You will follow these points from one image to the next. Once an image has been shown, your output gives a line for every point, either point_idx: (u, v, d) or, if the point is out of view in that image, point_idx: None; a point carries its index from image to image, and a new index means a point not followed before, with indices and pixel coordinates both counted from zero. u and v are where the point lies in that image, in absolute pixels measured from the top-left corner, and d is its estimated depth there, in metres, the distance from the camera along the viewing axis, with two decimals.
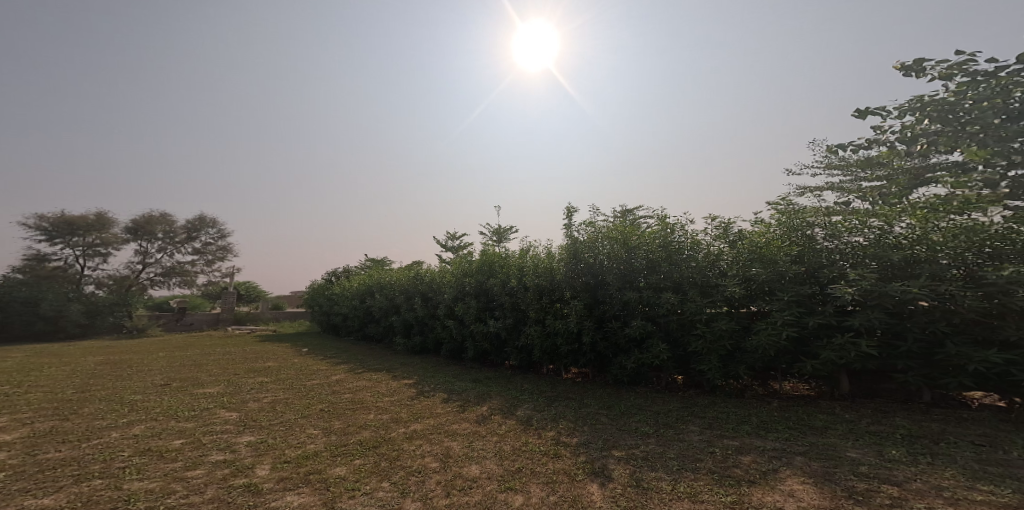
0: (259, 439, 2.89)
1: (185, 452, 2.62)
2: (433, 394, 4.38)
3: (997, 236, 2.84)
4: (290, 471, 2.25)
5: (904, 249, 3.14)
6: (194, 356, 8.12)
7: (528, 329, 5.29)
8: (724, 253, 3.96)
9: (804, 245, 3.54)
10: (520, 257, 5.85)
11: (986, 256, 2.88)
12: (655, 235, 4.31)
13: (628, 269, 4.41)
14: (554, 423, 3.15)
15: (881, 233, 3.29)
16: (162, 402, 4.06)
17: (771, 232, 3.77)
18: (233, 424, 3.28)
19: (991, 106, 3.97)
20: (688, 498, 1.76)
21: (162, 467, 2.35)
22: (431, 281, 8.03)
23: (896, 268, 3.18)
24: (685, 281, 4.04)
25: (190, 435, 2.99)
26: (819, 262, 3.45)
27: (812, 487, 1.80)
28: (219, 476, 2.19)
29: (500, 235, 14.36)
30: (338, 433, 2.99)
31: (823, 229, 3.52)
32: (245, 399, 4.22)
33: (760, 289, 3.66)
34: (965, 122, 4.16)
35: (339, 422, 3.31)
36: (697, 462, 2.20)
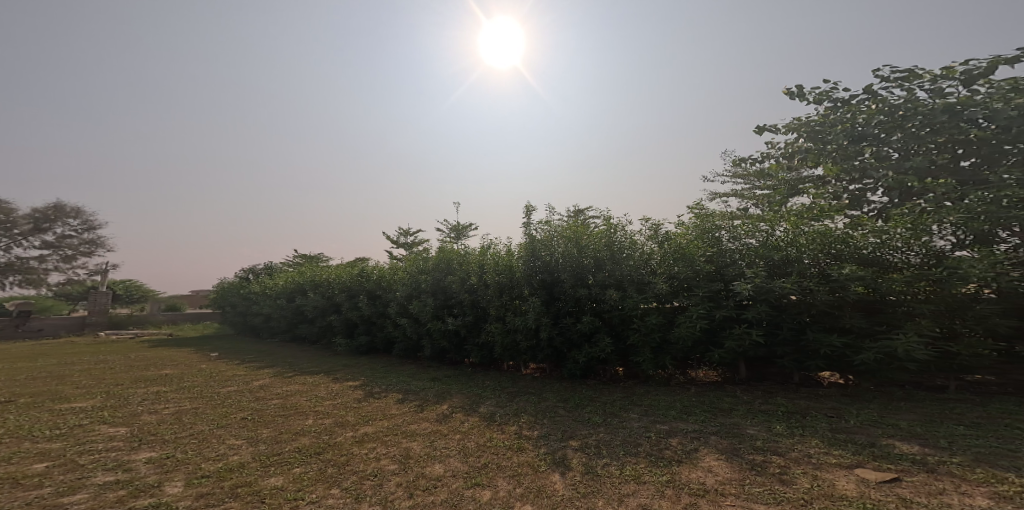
0: (162, 454, 2.53)
1: (57, 475, 2.18)
2: (384, 395, 4.26)
3: (840, 240, 3.71)
4: (211, 485, 2.04)
5: (781, 249, 3.86)
6: (53, 365, 6.56)
7: (487, 326, 5.40)
8: (654, 253, 4.47)
9: (713, 246, 4.13)
10: (478, 254, 5.88)
11: (833, 256, 3.73)
12: (604, 235, 4.70)
13: (577, 266, 4.72)
14: (513, 419, 3.32)
15: (765, 234, 3.98)
16: (8, 421, 3.25)
17: (690, 233, 4.30)
18: (122, 441, 2.80)
19: (844, 129, 5.06)
20: (633, 479, 2.05)
21: (24, 495, 1.93)
22: (381, 279, 7.64)
23: (781, 266, 3.86)
24: (625, 279, 4.44)
25: (61, 456, 2.48)
26: (725, 261, 4.03)
27: (724, 462, 2.23)
28: (114, 498, 1.90)
29: (459, 233, 13.99)
30: (268, 442, 2.76)
31: (728, 232, 4.14)
32: (137, 412, 3.59)
33: (682, 285, 4.18)
34: (826, 142, 5.30)
35: (268, 429, 3.04)
36: (638, 447, 2.55)
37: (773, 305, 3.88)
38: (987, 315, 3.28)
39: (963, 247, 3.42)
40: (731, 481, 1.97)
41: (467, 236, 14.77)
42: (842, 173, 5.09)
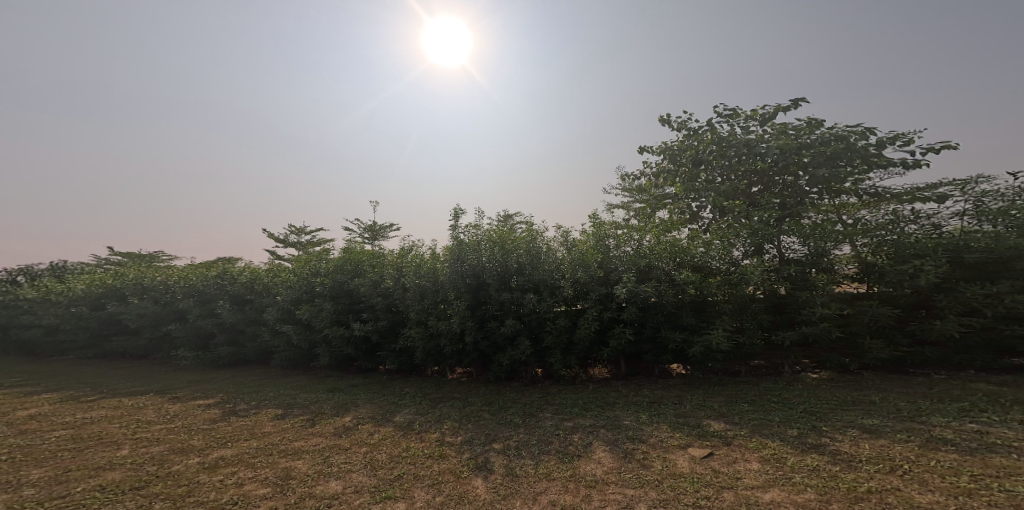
0: None
1: None
2: (263, 411, 3.96)
3: (684, 249, 4.68)
4: None
5: (646, 258, 4.59)
6: None
7: (405, 333, 5.27)
8: (562, 260, 4.83)
9: (603, 254, 4.70)
10: (396, 256, 5.59)
11: (681, 262, 4.67)
12: (526, 241, 4.94)
13: (504, 269, 4.85)
14: (437, 425, 3.38)
15: (638, 243, 4.73)
16: None
17: (588, 241, 4.83)
18: None
19: (692, 153, 6.31)
20: (545, 477, 2.34)
21: None
22: (254, 282, 6.86)
23: (647, 271, 4.61)
24: (542, 282, 4.72)
25: None
26: (611, 267, 4.65)
27: (609, 452, 2.70)
28: None
29: (374, 233, 15.40)
30: (45, 484, 2.35)
31: (614, 240, 4.78)
32: None
33: (582, 289, 4.64)
34: (680, 165, 6.52)
35: (40, 470, 2.55)
36: (549, 444, 2.87)
37: (642, 307, 4.58)
38: (754, 310, 4.57)
39: (748, 256, 4.68)
40: (613, 470, 2.41)
41: (380, 237, 15.79)
42: (688, 192, 6.32)
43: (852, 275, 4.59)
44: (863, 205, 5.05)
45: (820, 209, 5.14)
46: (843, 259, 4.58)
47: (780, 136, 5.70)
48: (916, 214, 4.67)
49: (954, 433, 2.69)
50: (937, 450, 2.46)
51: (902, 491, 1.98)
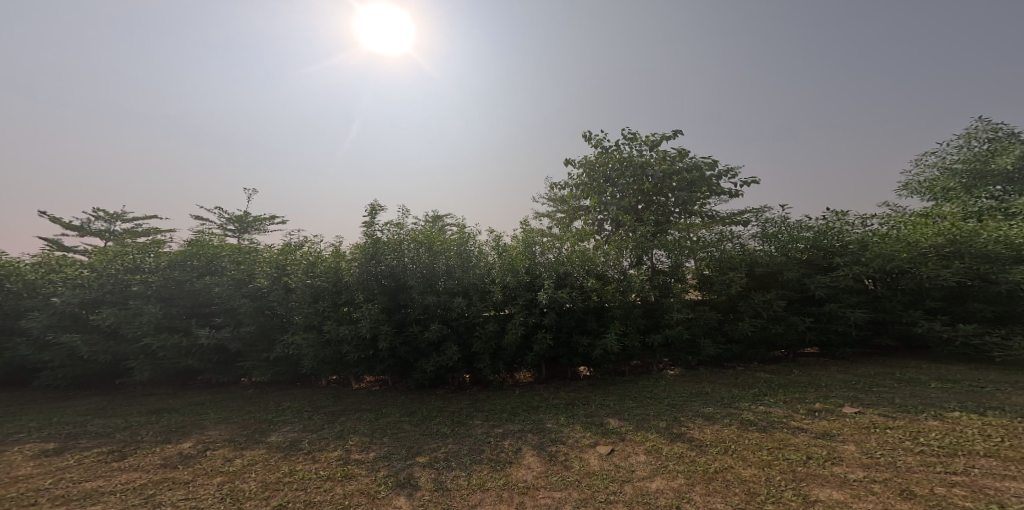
0: None
1: None
2: (17, 448, 3.49)
3: (587, 256, 5.21)
4: None
5: (561, 267, 5.09)
6: None
7: (282, 339, 5.31)
8: (493, 264, 5.16)
9: (528, 258, 5.12)
10: (270, 253, 5.58)
11: (588, 271, 5.19)
12: (457, 243, 5.16)
13: (428, 274, 5.03)
14: (342, 444, 3.48)
15: (558, 250, 5.23)
16: None
17: (517, 246, 5.18)
18: None
19: (604, 169, 7.17)
20: (478, 488, 2.60)
21: None
22: (8, 279, 5.60)
23: (564, 277, 5.12)
24: (471, 287, 4.99)
25: None
26: (536, 272, 5.06)
27: (537, 457, 3.03)
28: None
29: (241, 222, 12.74)
30: None
31: (540, 246, 5.22)
32: None
33: (510, 294, 4.97)
34: (594, 179, 7.29)
35: None
36: (481, 454, 3.14)
37: (559, 312, 5.07)
38: (634, 315, 5.36)
39: (633, 266, 5.47)
40: (541, 474, 2.75)
41: (255, 227, 13.41)
42: (598, 205, 7.08)
43: (694, 284, 5.77)
44: (702, 225, 6.43)
45: (677, 226, 6.31)
46: (689, 270, 5.76)
47: (666, 163, 6.83)
48: (732, 236, 6.11)
49: (764, 416, 3.69)
50: (751, 430, 3.37)
51: (738, 469, 2.67)
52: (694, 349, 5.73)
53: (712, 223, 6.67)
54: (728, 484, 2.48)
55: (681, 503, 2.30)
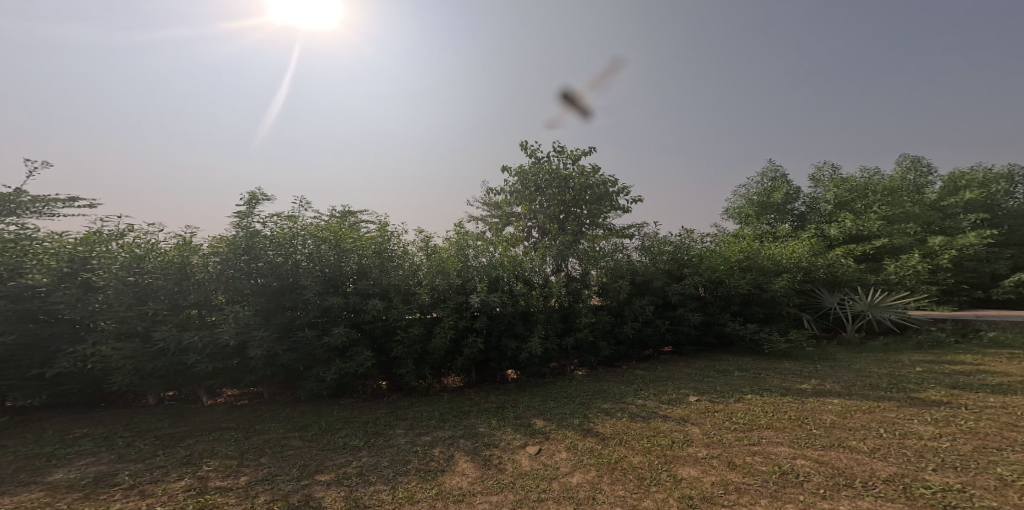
0: None
1: None
2: None
3: (515, 261, 5.51)
4: None
5: (495, 270, 5.26)
6: None
7: (70, 350, 4.13)
8: (422, 265, 5.05)
9: (462, 262, 5.15)
10: (54, 243, 4.26)
11: (518, 275, 5.49)
12: (377, 241, 4.92)
13: (327, 274, 4.61)
14: (191, 472, 2.91)
15: (491, 255, 5.39)
16: None
17: (450, 249, 5.23)
18: None
19: (537, 178, 7.50)
20: (406, 501, 2.45)
21: None
22: None
23: (495, 282, 5.25)
24: (391, 288, 4.74)
25: None
26: (468, 276, 5.12)
27: (471, 463, 2.99)
28: None
29: None
30: None
31: (474, 250, 5.32)
32: None
33: (439, 296, 4.89)
34: (527, 186, 7.58)
35: None
36: (406, 464, 2.97)
37: (489, 316, 5.14)
38: (553, 320, 5.65)
39: (554, 273, 5.95)
40: (476, 479, 2.72)
41: None
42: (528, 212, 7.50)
43: (596, 290, 6.37)
44: (604, 236, 7.21)
45: (587, 237, 7.11)
46: (593, 279, 6.40)
47: (583, 176, 7.44)
48: (622, 247, 6.97)
49: (644, 407, 4.25)
50: (635, 421, 3.83)
51: (631, 458, 3.03)
52: (595, 349, 6.29)
53: (613, 235, 7.47)
54: (625, 472, 2.79)
55: (597, 493, 2.51)
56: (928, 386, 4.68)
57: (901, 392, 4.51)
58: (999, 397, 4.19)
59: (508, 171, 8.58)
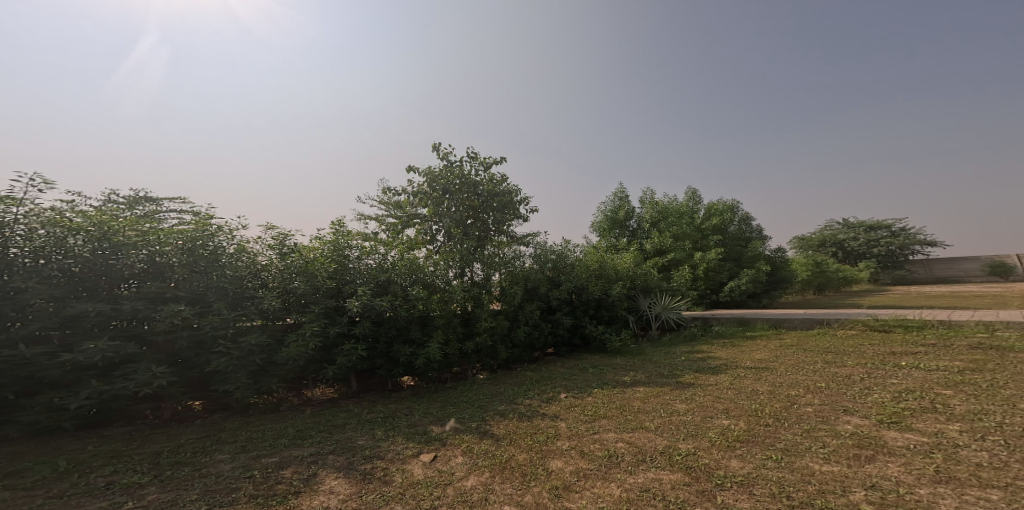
0: None
1: None
2: None
3: (403, 265, 5.26)
4: None
5: (384, 272, 5.10)
6: None
7: None
8: (269, 265, 4.50)
9: (339, 265, 4.81)
10: None
11: (414, 279, 5.36)
12: (195, 233, 4.12)
13: (75, 278, 3.53)
14: None
15: (379, 256, 5.17)
16: None
17: (322, 248, 4.78)
18: None
19: (446, 182, 7.36)
20: None
21: None
22: None
23: (385, 285, 5.06)
24: (215, 290, 4.08)
25: None
26: (346, 278, 4.79)
27: (342, 479, 2.74)
28: None
29: None
30: None
31: (356, 251, 4.99)
32: None
33: (295, 300, 4.49)
34: (434, 189, 7.45)
35: None
36: (234, 492, 2.58)
37: (375, 321, 4.85)
38: (455, 324, 5.65)
39: (457, 277, 5.97)
40: (351, 496, 2.50)
41: None
42: (433, 215, 7.36)
43: (496, 295, 6.55)
44: (509, 243, 7.49)
45: (494, 243, 7.30)
46: (494, 283, 6.57)
47: (491, 184, 7.61)
48: (522, 255, 7.32)
49: (530, 407, 4.48)
50: (523, 421, 3.99)
51: (517, 456, 3.14)
52: (494, 353, 6.40)
53: (516, 242, 7.80)
54: (513, 470, 2.88)
55: (489, 493, 2.54)
56: (684, 371, 5.84)
57: (672, 378, 5.55)
58: (715, 375, 5.46)
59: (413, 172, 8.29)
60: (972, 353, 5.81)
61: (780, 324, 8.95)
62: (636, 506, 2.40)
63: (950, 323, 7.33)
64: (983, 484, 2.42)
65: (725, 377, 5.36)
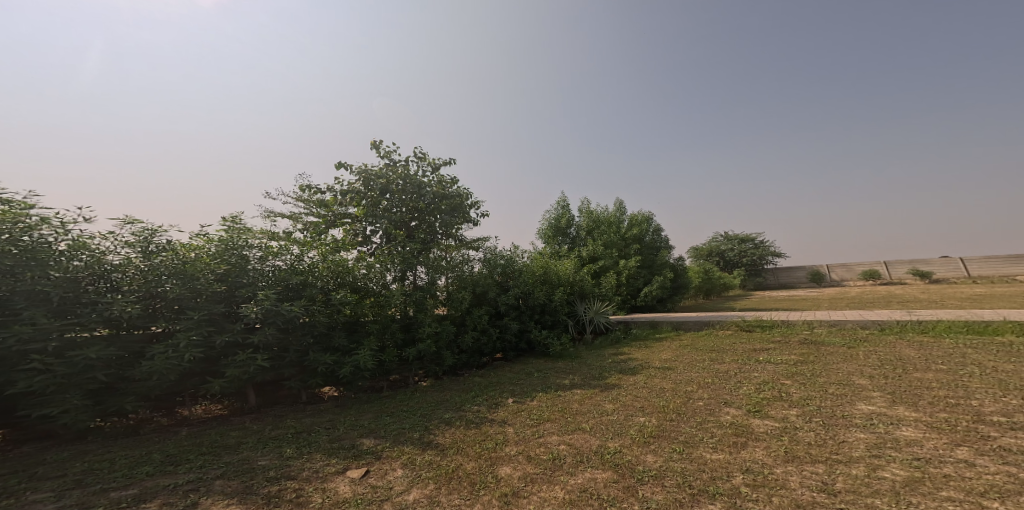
0: None
1: None
2: None
3: (313, 269, 4.84)
4: None
5: (300, 274, 4.72)
6: None
7: None
8: (125, 264, 3.88)
9: (234, 265, 4.23)
10: None
11: (337, 284, 5.06)
12: (13, 226, 3.32)
13: None
14: None
15: (291, 258, 4.74)
16: None
17: (213, 246, 4.27)
18: None
19: (386, 181, 7.11)
20: None
21: None
22: None
23: (301, 288, 4.73)
24: (32, 294, 3.35)
25: None
26: (240, 281, 4.24)
27: (238, 505, 2.44)
28: None
29: None
30: None
31: (258, 252, 4.50)
32: None
33: (168, 307, 3.99)
34: (370, 188, 7.16)
35: None
36: None
37: (282, 329, 4.45)
38: (393, 330, 5.47)
39: (396, 281, 5.71)
40: None
41: None
42: (367, 215, 6.99)
43: (441, 299, 6.36)
44: (458, 247, 7.39)
45: (440, 247, 7.10)
46: (440, 287, 6.40)
47: (440, 186, 7.49)
48: (470, 259, 7.21)
49: (478, 413, 4.38)
50: (470, 428, 3.88)
51: (466, 465, 3.03)
52: (439, 359, 6.20)
53: (465, 247, 7.69)
54: (460, 480, 2.77)
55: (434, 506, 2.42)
56: (611, 373, 6.16)
57: (599, 380, 5.77)
58: (633, 375, 5.80)
59: (340, 169, 7.82)
60: (801, 347, 6.85)
61: (679, 326, 9.78)
62: (577, 507, 2.41)
63: (788, 322, 8.79)
64: (814, 460, 2.82)
65: (640, 377, 5.70)
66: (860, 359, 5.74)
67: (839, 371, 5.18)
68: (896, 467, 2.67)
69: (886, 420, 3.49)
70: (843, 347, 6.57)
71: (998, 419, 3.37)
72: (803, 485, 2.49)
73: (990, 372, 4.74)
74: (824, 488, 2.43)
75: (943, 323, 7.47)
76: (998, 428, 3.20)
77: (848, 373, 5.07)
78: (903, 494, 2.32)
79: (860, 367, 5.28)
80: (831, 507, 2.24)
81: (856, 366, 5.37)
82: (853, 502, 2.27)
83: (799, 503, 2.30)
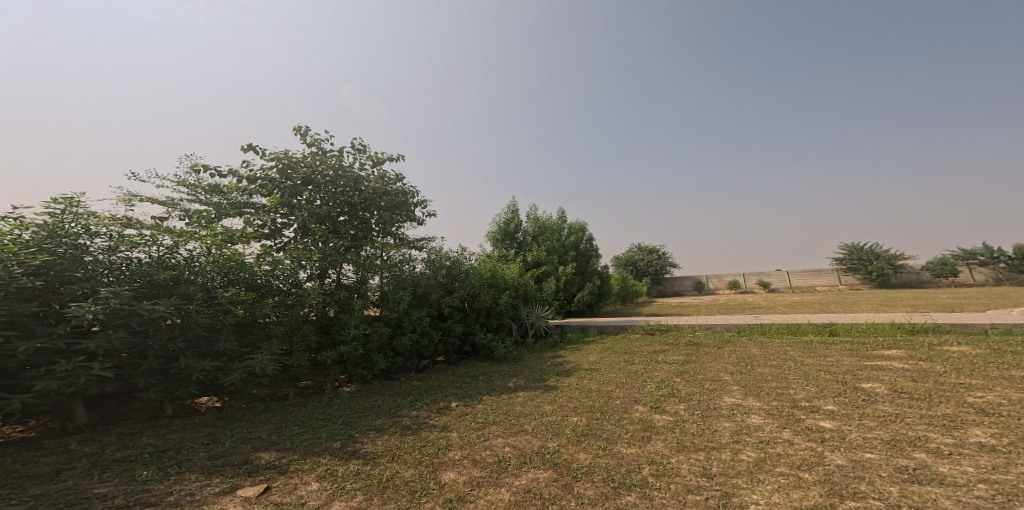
0: None
1: None
2: None
3: (178, 264, 4.22)
4: None
5: (172, 269, 4.15)
6: None
7: None
8: None
9: (65, 257, 3.56)
10: None
11: (227, 280, 4.58)
12: None
13: None
14: None
15: (154, 250, 4.14)
16: None
17: (39, 231, 3.56)
18: None
19: (309, 171, 6.66)
20: None
21: None
22: None
23: (173, 284, 4.16)
24: None
25: None
26: (71, 276, 3.57)
27: None
28: None
29: None
30: None
31: (106, 241, 3.86)
32: None
33: None
34: (290, 177, 6.60)
35: None
36: None
37: (134, 331, 3.81)
38: (305, 331, 5.14)
39: (311, 279, 5.42)
40: None
41: None
42: (281, 206, 6.42)
43: (375, 300, 6.09)
44: (397, 247, 7.13)
45: (373, 244, 6.74)
46: (372, 287, 6.09)
47: (381, 182, 7.19)
48: (411, 259, 6.96)
49: (417, 418, 4.21)
50: (408, 434, 3.71)
51: (403, 473, 2.87)
52: (368, 363, 5.89)
53: (405, 246, 7.42)
54: (398, 488, 2.62)
55: None
56: (551, 374, 6.32)
57: (539, 381, 5.87)
58: (568, 377, 5.97)
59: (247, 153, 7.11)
60: (687, 348, 7.56)
61: (601, 330, 10.30)
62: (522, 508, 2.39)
63: (678, 326, 9.66)
64: (697, 448, 3.09)
65: (573, 378, 5.90)
66: (725, 357, 6.50)
67: (711, 369, 5.78)
68: (750, 449, 3.00)
69: (742, 409, 3.94)
70: (713, 347, 7.40)
71: (805, 403, 3.99)
72: (690, 471, 2.71)
73: (800, 365, 5.62)
74: (705, 473, 2.67)
75: (774, 325, 8.76)
76: (806, 411, 3.77)
77: (717, 370, 5.67)
78: (754, 472, 2.62)
79: (724, 365, 5.97)
80: (710, 488, 2.46)
81: (721, 364, 6.04)
82: (725, 483, 2.52)
83: (688, 488, 2.49)
